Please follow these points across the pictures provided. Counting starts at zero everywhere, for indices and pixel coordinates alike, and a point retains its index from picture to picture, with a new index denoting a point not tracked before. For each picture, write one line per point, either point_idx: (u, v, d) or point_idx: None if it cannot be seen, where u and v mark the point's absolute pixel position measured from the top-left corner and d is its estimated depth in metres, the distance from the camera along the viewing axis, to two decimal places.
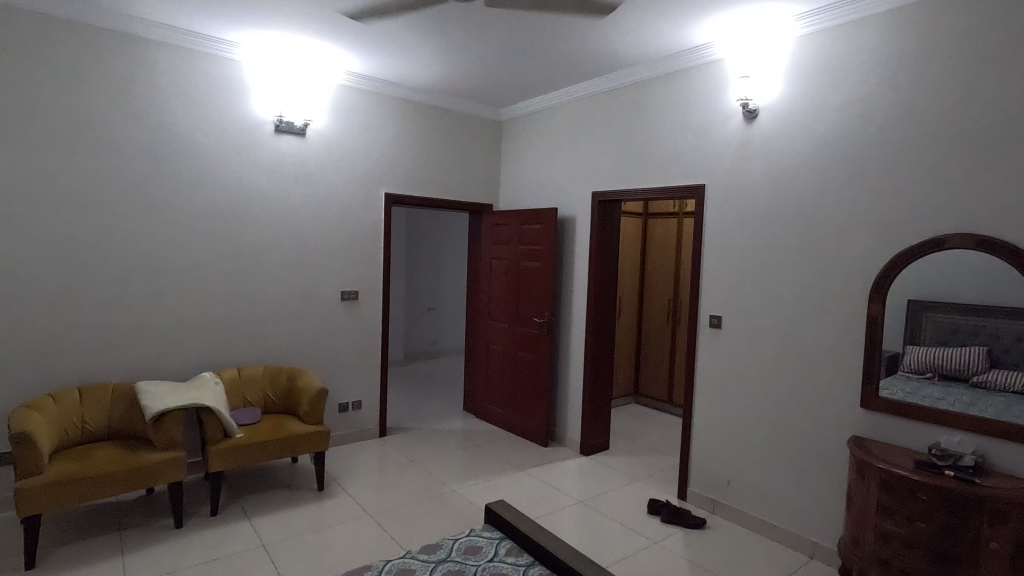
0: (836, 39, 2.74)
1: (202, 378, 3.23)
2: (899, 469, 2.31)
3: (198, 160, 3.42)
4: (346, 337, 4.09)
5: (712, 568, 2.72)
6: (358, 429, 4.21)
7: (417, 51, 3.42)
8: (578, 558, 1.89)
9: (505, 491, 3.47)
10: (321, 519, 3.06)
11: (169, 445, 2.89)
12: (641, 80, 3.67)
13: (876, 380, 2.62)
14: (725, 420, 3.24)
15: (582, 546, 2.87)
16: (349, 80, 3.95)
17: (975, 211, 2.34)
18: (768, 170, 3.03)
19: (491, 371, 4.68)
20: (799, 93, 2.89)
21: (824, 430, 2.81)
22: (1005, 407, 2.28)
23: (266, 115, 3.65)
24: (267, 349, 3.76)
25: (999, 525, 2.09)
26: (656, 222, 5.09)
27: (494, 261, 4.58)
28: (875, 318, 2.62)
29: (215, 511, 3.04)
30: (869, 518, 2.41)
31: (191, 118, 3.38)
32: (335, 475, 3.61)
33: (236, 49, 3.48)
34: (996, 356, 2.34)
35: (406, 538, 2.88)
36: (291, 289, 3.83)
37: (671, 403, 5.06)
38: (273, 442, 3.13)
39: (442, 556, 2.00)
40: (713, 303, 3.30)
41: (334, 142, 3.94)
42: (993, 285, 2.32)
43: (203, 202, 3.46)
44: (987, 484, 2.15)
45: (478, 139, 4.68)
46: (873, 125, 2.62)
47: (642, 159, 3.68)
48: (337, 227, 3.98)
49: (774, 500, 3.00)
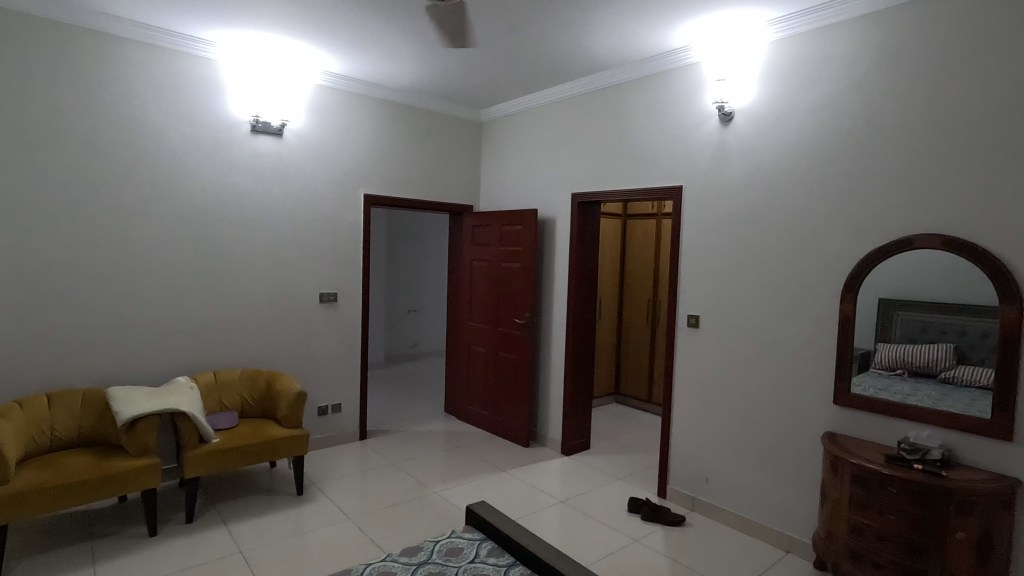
0: (808, 44, 2.81)
1: (177, 383, 3.17)
2: (871, 464, 2.37)
3: (171, 161, 3.35)
4: (325, 340, 4.05)
5: (692, 564, 2.76)
6: (338, 432, 4.17)
7: (396, 52, 3.42)
8: (558, 557, 1.90)
9: (488, 492, 3.47)
10: (301, 523, 3.03)
11: (142, 451, 2.83)
12: (620, 82, 3.71)
13: (848, 377, 2.69)
14: (703, 418, 3.29)
15: (564, 545, 2.88)
16: (327, 80, 3.92)
17: (940, 212, 2.42)
18: (742, 172, 3.09)
19: (472, 372, 4.66)
20: (772, 97, 2.96)
21: (798, 426, 2.87)
22: (971, 402, 2.35)
23: (242, 115, 3.59)
24: (244, 353, 3.70)
25: (965, 516, 2.15)
26: (635, 223, 5.14)
27: (474, 262, 4.58)
28: (846, 316, 2.69)
29: (191, 518, 2.98)
30: (842, 512, 2.48)
31: (163, 118, 3.31)
32: (315, 479, 3.57)
33: (211, 48, 3.42)
34: (963, 353, 2.39)
35: (387, 541, 2.86)
36: (269, 292, 3.77)
37: (651, 401, 5.11)
38: (251, 447, 3.08)
39: (422, 558, 2.00)
40: (691, 302, 3.35)
41: (312, 143, 3.90)
42: (959, 284, 2.39)
43: (178, 202, 3.39)
44: (953, 476, 2.21)
45: (459, 140, 4.68)
46: (843, 129, 2.70)
47: (621, 160, 3.71)
48: (315, 228, 3.95)
49: (750, 496, 3.06)
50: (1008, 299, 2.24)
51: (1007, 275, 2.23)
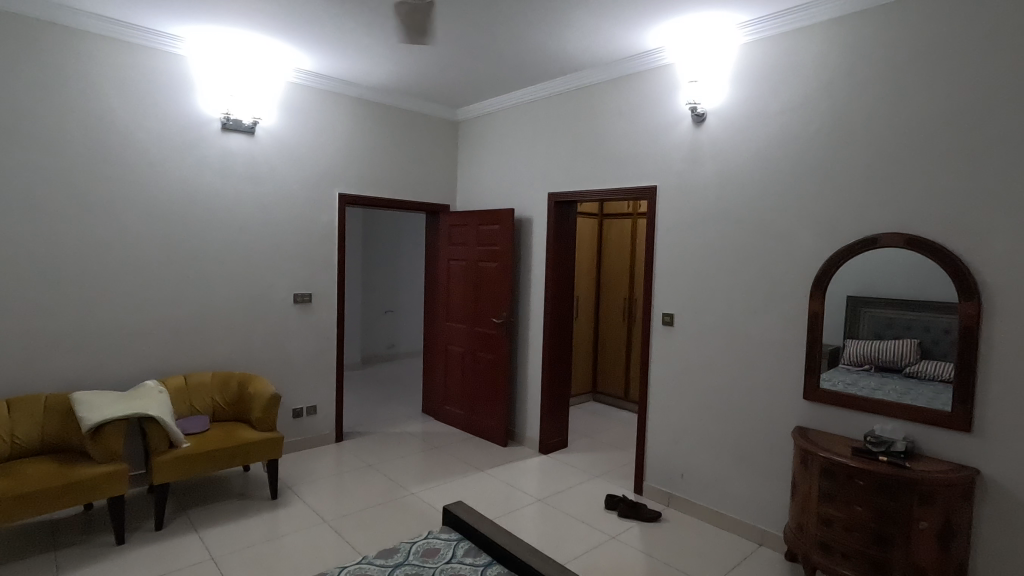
0: (777, 48, 2.88)
1: (145, 387, 3.09)
2: (839, 457, 2.43)
3: (139, 159, 3.27)
4: (300, 341, 3.99)
5: (668, 559, 2.79)
6: (314, 434, 4.11)
7: (371, 50, 3.39)
8: (534, 555, 1.90)
9: (466, 492, 3.46)
10: (275, 527, 2.98)
11: (108, 458, 2.74)
12: (596, 83, 3.73)
13: (817, 372, 2.75)
14: (677, 415, 3.33)
15: (542, 543, 2.89)
16: (300, 78, 3.87)
17: (902, 212, 2.49)
18: (714, 172, 3.14)
19: (450, 372, 4.65)
20: (742, 99, 3.02)
21: (769, 421, 2.93)
22: (934, 396, 2.42)
23: (212, 112, 3.52)
24: (216, 355, 3.63)
25: (928, 506, 2.22)
26: (611, 223, 5.19)
27: (451, 261, 4.56)
28: (815, 313, 2.76)
29: (161, 526, 2.90)
30: (812, 504, 2.53)
31: (130, 115, 3.22)
32: (290, 482, 3.51)
33: (180, 43, 3.34)
34: (926, 348, 2.46)
35: (364, 543, 2.83)
36: (242, 292, 3.71)
37: (627, 399, 5.17)
38: (223, 451, 3.02)
39: (399, 560, 1.98)
40: (665, 300, 3.39)
41: (284, 141, 3.84)
42: (922, 281, 2.45)
43: (146, 201, 3.31)
44: (916, 467, 2.28)
45: (435, 139, 4.66)
46: (810, 130, 2.77)
47: (596, 161, 3.74)
48: (290, 228, 3.89)
49: (723, 490, 3.11)
50: (967, 295, 2.31)
51: (966, 273, 2.31)
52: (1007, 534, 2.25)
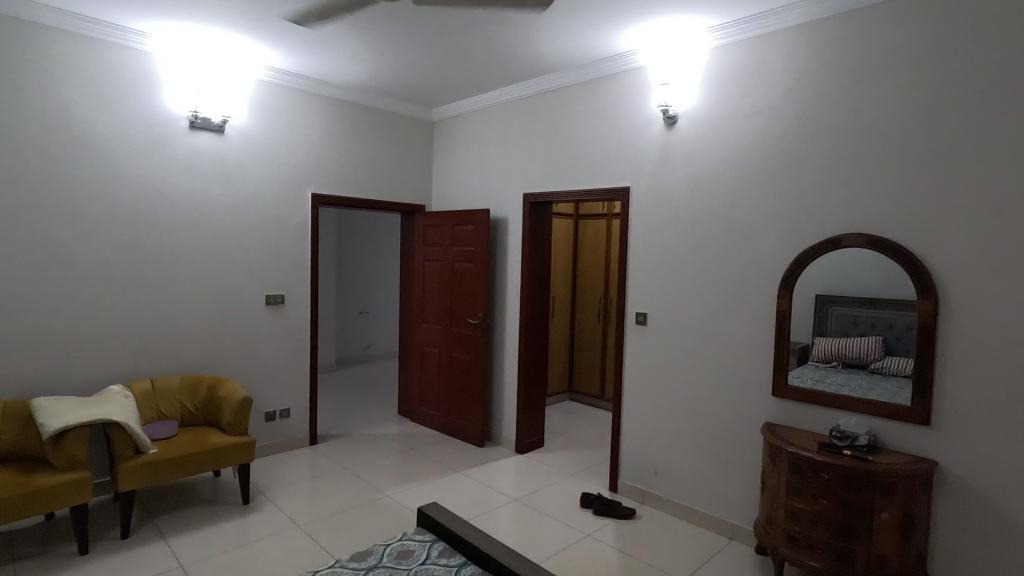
0: (745, 52, 2.94)
1: (110, 393, 3.00)
2: (805, 452, 2.49)
3: (102, 157, 3.18)
4: (273, 344, 3.93)
5: (642, 555, 2.82)
6: (288, 438, 4.06)
7: (345, 49, 3.37)
8: (508, 554, 1.91)
9: (443, 493, 3.45)
10: (246, 533, 2.92)
11: (70, 465, 2.66)
12: (570, 84, 3.76)
13: (786, 369, 2.82)
14: (650, 413, 3.38)
15: (517, 543, 2.90)
16: (272, 76, 3.81)
17: (864, 214, 2.58)
18: (684, 173, 3.19)
19: (426, 373, 4.62)
20: (712, 101, 3.08)
21: (738, 418, 2.99)
22: (897, 391, 2.50)
23: (179, 110, 3.44)
24: (186, 358, 3.55)
25: (888, 497, 2.30)
26: (586, 223, 5.23)
27: (427, 262, 4.54)
28: (783, 312, 2.82)
29: (127, 534, 2.82)
30: (780, 498, 2.58)
31: (92, 111, 3.12)
32: (262, 487, 3.46)
33: (145, 39, 3.25)
34: (890, 344, 2.53)
35: (337, 547, 2.80)
36: (212, 293, 3.63)
37: (602, 398, 5.22)
38: (191, 456, 2.95)
39: (373, 562, 1.96)
40: (638, 300, 3.43)
41: (255, 140, 3.77)
42: (885, 280, 2.52)
43: (110, 201, 3.22)
44: (878, 461, 2.36)
45: (410, 139, 4.63)
46: (776, 133, 2.84)
47: (570, 161, 3.76)
48: (261, 228, 3.83)
49: (694, 486, 3.17)
50: (925, 293, 2.40)
51: (924, 271, 2.40)
52: (962, 523, 2.34)
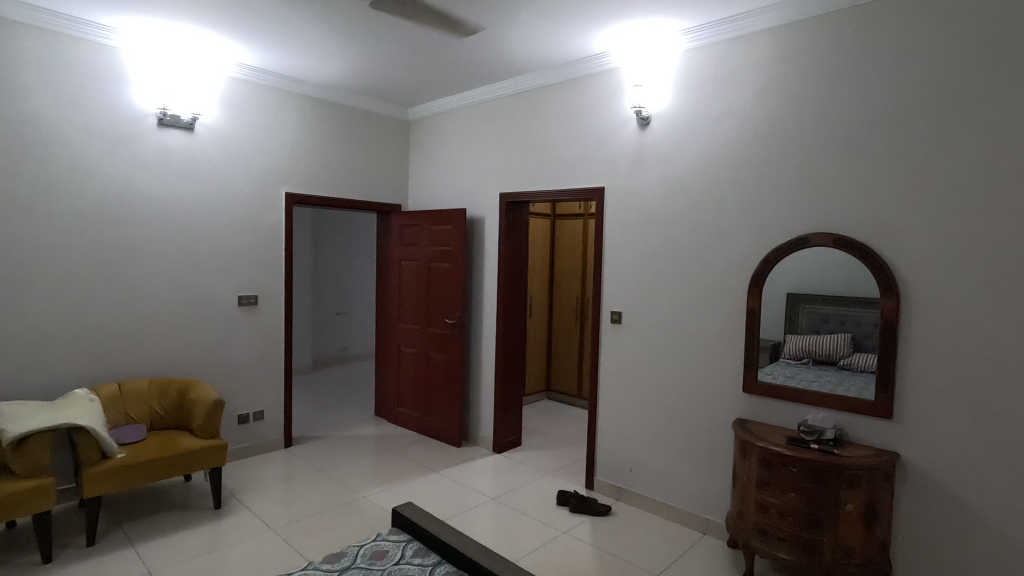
0: (714, 55, 3.00)
1: (74, 397, 2.92)
2: (774, 446, 2.54)
3: (66, 155, 3.09)
4: (246, 345, 3.87)
5: (617, 551, 2.86)
6: (262, 441, 4.00)
7: (319, 47, 3.35)
8: (482, 552, 1.91)
9: (420, 493, 3.44)
10: (219, 537, 2.88)
11: (33, 472, 2.57)
12: (545, 84, 3.77)
13: (758, 366, 2.87)
14: (625, 411, 3.42)
15: (494, 542, 2.90)
16: (244, 74, 3.76)
17: (829, 214, 2.65)
18: (657, 173, 3.24)
19: (403, 373, 4.60)
20: (683, 103, 3.13)
21: (710, 414, 3.04)
22: (864, 386, 2.56)
23: (147, 106, 3.36)
24: (155, 360, 3.48)
25: (853, 489, 2.37)
26: (564, 223, 5.27)
27: (403, 262, 4.52)
28: (752, 310, 2.88)
29: (93, 541, 2.75)
30: (751, 492, 2.63)
31: (55, 107, 3.04)
32: (235, 491, 3.40)
33: (111, 33, 3.17)
34: (858, 341, 2.59)
35: (313, 549, 2.77)
36: (183, 294, 3.57)
37: (580, 396, 5.26)
38: (160, 460, 2.89)
39: (346, 564, 1.95)
40: (612, 299, 3.47)
41: (226, 138, 3.71)
42: (851, 278, 2.59)
43: (75, 200, 3.13)
44: (844, 454, 2.43)
45: (386, 138, 4.61)
46: (745, 135, 2.91)
47: (547, 161, 3.78)
48: (233, 227, 3.77)
49: (668, 481, 3.22)
50: (888, 291, 2.47)
51: (887, 270, 2.48)
52: (922, 513, 2.42)
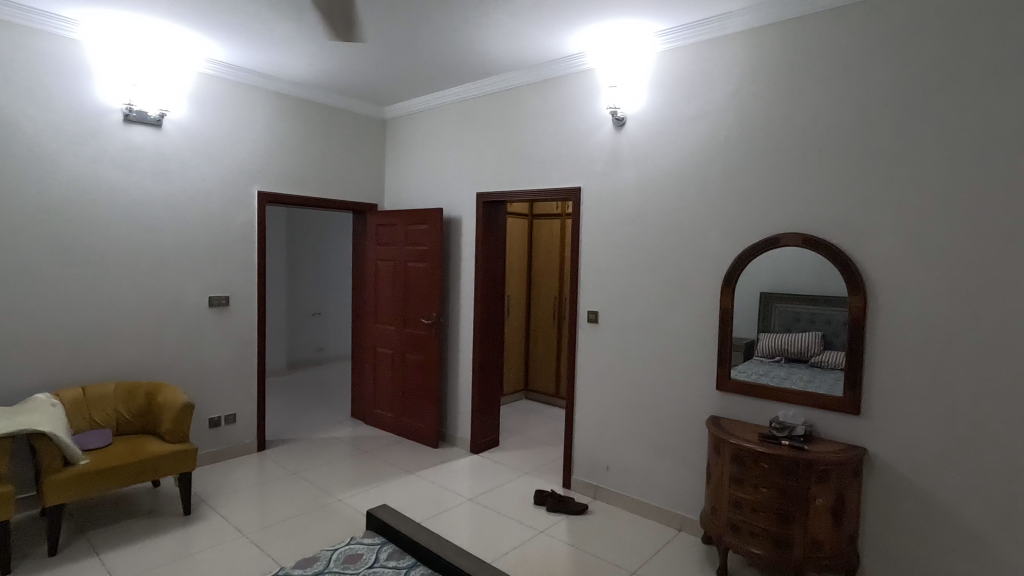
0: (688, 56, 3.04)
1: (35, 402, 2.83)
2: (747, 443, 2.58)
3: (25, 150, 2.98)
4: (217, 347, 3.79)
5: (593, 549, 2.87)
6: (234, 444, 3.92)
7: (293, 44, 3.31)
8: (455, 553, 1.90)
9: (397, 495, 3.41)
10: (187, 545, 2.80)
11: None
12: (522, 84, 3.77)
13: (732, 364, 2.92)
14: (601, 409, 3.44)
15: (471, 543, 2.89)
16: (214, 70, 3.68)
17: (798, 215, 2.71)
18: (631, 173, 3.27)
19: (379, 374, 4.55)
20: (657, 104, 3.16)
21: (684, 412, 3.08)
22: (833, 383, 2.62)
23: (112, 102, 3.27)
24: (121, 363, 3.38)
25: (823, 484, 2.42)
26: (541, 223, 5.28)
27: (380, 261, 4.47)
28: (725, 309, 2.93)
29: (56, 551, 2.66)
30: (724, 489, 2.67)
31: (13, 102, 2.92)
32: (206, 496, 3.32)
33: (74, 26, 3.07)
34: (827, 339, 2.65)
35: (286, 554, 2.73)
36: (151, 294, 3.48)
37: (557, 396, 5.28)
38: (127, 466, 2.81)
39: (319, 568, 1.91)
40: (587, 298, 3.49)
41: (196, 135, 3.63)
42: (819, 277, 2.65)
43: (34, 197, 3.02)
44: (813, 449, 2.48)
45: (362, 137, 4.56)
46: (717, 136, 2.95)
47: (523, 161, 3.78)
48: (204, 226, 3.68)
49: (643, 479, 3.25)
50: (855, 290, 2.54)
51: (854, 269, 2.54)
52: (887, 505, 2.50)
